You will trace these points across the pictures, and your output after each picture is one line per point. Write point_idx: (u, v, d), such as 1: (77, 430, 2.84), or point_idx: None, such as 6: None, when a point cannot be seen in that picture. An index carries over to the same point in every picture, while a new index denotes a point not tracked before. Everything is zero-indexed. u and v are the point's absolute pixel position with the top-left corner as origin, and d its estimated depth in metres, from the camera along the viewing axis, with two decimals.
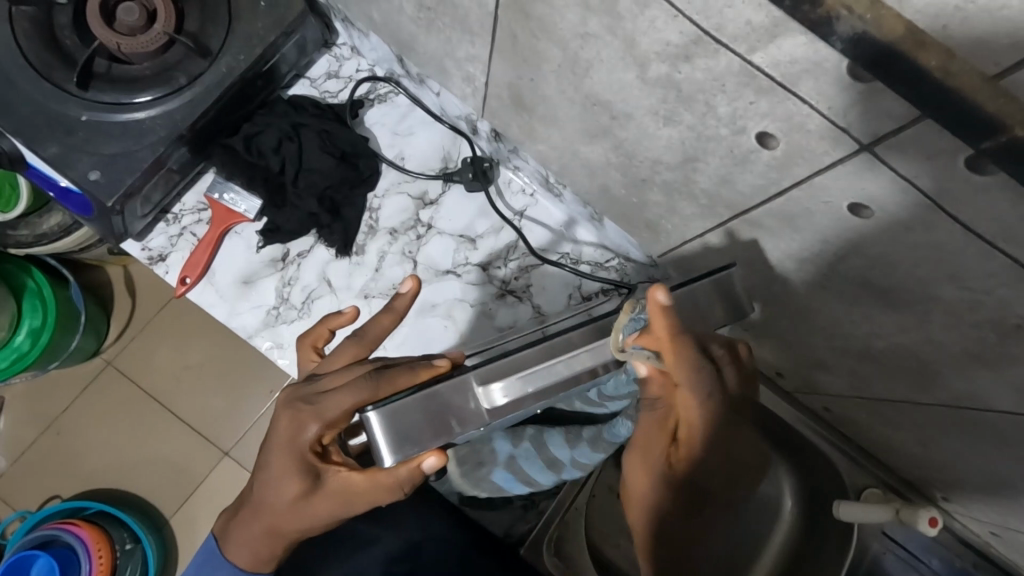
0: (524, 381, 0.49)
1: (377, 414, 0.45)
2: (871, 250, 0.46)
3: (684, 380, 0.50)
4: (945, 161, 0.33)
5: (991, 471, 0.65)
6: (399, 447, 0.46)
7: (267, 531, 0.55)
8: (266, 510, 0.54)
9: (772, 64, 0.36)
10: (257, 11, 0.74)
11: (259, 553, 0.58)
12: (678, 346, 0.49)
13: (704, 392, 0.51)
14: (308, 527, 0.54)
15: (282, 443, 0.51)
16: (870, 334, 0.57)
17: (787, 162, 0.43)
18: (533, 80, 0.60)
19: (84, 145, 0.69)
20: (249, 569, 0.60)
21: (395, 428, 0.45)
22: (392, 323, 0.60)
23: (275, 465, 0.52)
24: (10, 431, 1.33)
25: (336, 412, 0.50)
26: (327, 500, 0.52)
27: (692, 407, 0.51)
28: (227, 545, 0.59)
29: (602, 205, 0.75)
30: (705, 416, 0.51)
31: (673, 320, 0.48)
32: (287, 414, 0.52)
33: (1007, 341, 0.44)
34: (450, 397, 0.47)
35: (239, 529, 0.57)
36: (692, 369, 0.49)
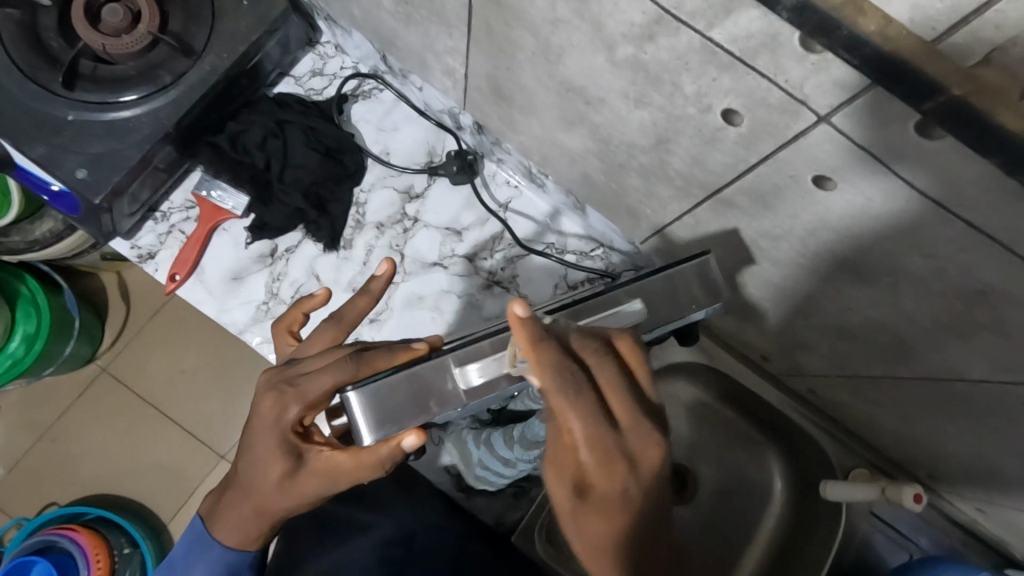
0: (501, 361, 0.48)
1: (356, 395, 0.47)
2: (839, 223, 0.47)
3: (547, 387, 0.40)
4: (897, 128, 0.35)
5: (969, 445, 0.66)
6: (377, 426, 0.48)
7: (255, 510, 0.56)
8: (253, 492, 0.55)
9: (730, 40, 0.37)
10: (240, 10, 0.75)
11: (248, 534, 0.59)
12: (540, 353, 0.41)
13: (573, 389, 0.40)
14: (294, 507, 0.55)
15: (263, 425, 0.52)
16: (845, 310, 0.58)
17: (753, 137, 0.44)
18: (510, 70, 0.61)
19: (71, 145, 0.70)
20: (241, 549, 0.60)
21: (373, 407, 0.47)
22: (369, 305, 0.60)
23: (260, 445, 0.53)
24: (4, 438, 1.34)
25: (316, 393, 0.51)
26: (311, 478, 0.52)
27: (562, 408, 0.40)
28: (216, 526, 0.60)
29: (584, 193, 0.76)
30: (581, 418, 0.40)
31: (535, 330, 0.42)
32: (270, 396, 0.52)
33: (971, 309, 0.45)
34: (428, 377, 0.48)
35: (229, 509, 0.58)
36: (554, 370, 0.40)
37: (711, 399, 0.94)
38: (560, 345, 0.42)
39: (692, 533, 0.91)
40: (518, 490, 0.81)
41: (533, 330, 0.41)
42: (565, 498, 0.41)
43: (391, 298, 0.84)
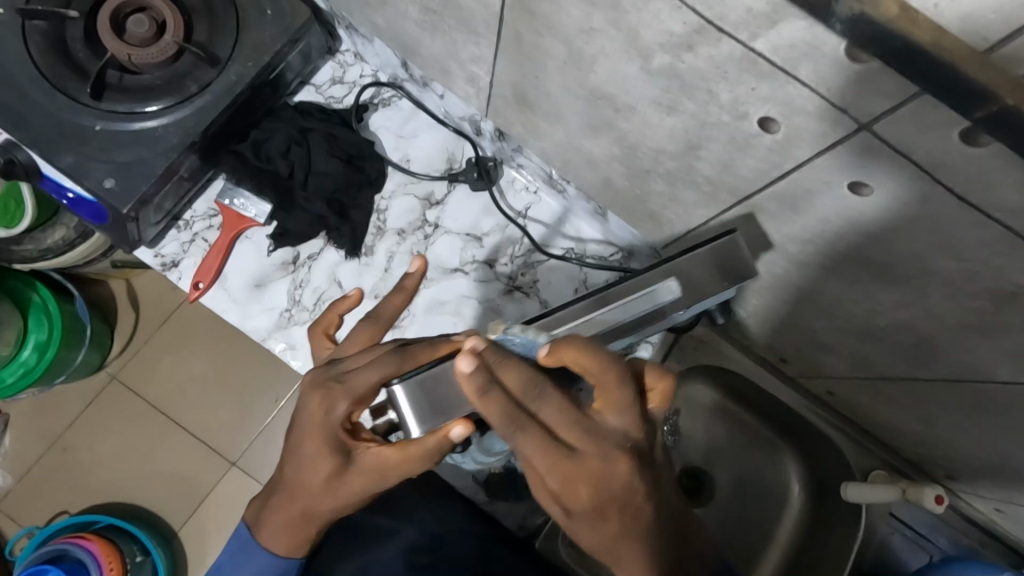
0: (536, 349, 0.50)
1: (403, 388, 0.50)
2: (872, 227, 0.48)
3: (501, 431, 0.46)
4: (939, 135, 0.35)
5: (991, 446, 0.66)
6: (424, 418, 0.50)
7: (302, 511, 0.56)
8: (302, 491, 0.55)
9: (772, 50, 0.38)
10: (263, 20, 0.76)
11: (294, 536, 0.59)
12: (485, 403, 0.46)
13: (520, 428, 0.45)
14: (341, 506, 0.55)
15: (312, 423, 0.53)
16: (871, 313, 0.59)
17: (789, 144, 0.45)
18: (537, 77, 0.62)
19: (99, 155, 0.71)
20: (287, 553, 0.60)
21: (420, 400, 0.50)
22: (404, 303, 0.60)
23: (308, 445, 0.53)
24: (17, 448, 1.33)
25: (364, 387, 0.52)
26: (360, 476, 0.52)
27: (520, 445, 0.46)
28: (262, 531, 0.60)
29: (605, 199, 0.77)
30: (537, 450, 0.45)
31: (479, 382, 0.46)
32: (317, 394, 0.53)
33: (1002, 310, 0.46)
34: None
35: (275, 512, 0.58)
36: (502, 416, 0.46)
37: (727, 401, 0.94)
38: (502, 393, 0.46)
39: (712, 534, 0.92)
40: None
41: (480, 386, 0.46)
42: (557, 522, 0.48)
43: (412, 305, 0.85)
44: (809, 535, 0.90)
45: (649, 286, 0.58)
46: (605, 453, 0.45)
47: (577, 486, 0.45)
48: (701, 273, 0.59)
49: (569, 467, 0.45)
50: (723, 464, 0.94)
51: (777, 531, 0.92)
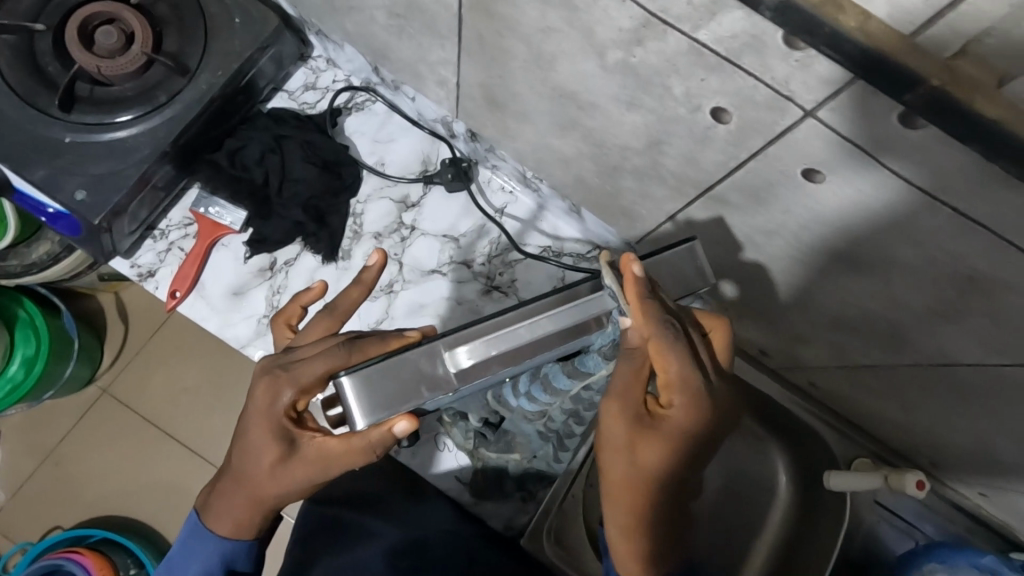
0: (490, 344, 0.48)
1: (350, 380, 0.46)
2: (831, 215, 0.48)
3: (651, 337, 0.47)
4: (882, 119, 0.36)
5: (968, 431, 0.67)
6: (371, 410, 0.47)
7: (247, 498, 0.56)
8: (246, 479, 0.55)
9: (716, 41, 0.38)
10: (232, 29, 0.76)
11: (240, 524, 0.59)
12: (646, 306, 0.47)
13: (672, 341, 0.48)
14: (284, 494, 0.55)
15: (258, 409, 0.53)
16: (840, 302, 0.59)
17: (742, 134, 0.45)
18: (502, 76, 0.62)
19: (71, 167, 0.71)
20: (232, 539, 0.60)
21: (367, 393, 0.46)
22: (361, 296, 0.60)
23: (254, 431, 0.53)
24: (6, 463, 1.33)
25: (310, 377, 0.51)
26: (304, 465, 0.53)
27: (660, 357, 0.49)
28: (209, 515, 0.60)
29: (579, 197, 0.77)
30: (676, 366, 0.49)
31: (643, 287, 0.47)
32: (264, 380, 0.53)
33: (961, 294, 0.46)
34: (419, 363, 0.47)
35: (221, 498, 0.58)
36: (660, 323, 0.47)
37: None
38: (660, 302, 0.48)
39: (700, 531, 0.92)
40: (526, 493, 0.82)
41: (643, 286, 0.47)
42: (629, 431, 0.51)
43: (392, 308, 0.85)
44: (796, 526, 0.90)
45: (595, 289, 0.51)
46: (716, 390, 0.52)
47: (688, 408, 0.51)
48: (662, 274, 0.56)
49: (698, 386, 0.50)
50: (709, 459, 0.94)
51: (764, 524, 0.92)
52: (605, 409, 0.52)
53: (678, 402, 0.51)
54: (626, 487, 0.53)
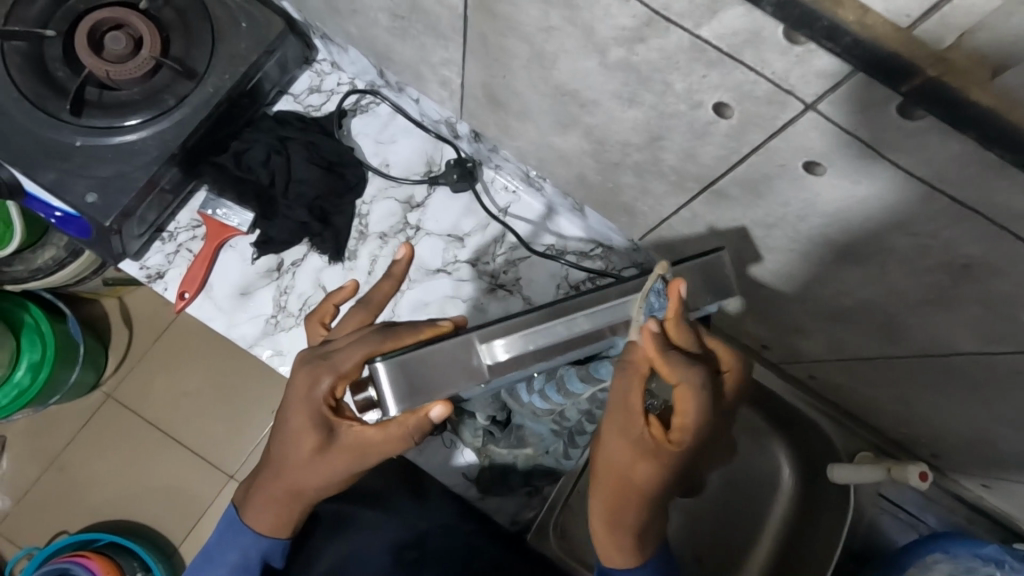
0: (527, 337, 0.49)
1: (385, 365, 0.47)
2: (829, 208, 0.49)
3: (673, 378, 0.48)
4: (880, 111, 0.37)
5: (968, 421, 0.67)
6: (406, 398, 0.48)
7: (288, 487, 0.58)
8: (287, 467, 0.57)
9: (717, 37, 0.39)
10: (238, 33, 0.77)
11: (281, 512, 0.61)
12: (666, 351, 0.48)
13: (692, 383, 0.49)
14: (323, 482, 0.56)
15: (298, 398, 0.54)
16: (840, 294, 0.60)
17: (743, 129, 0.46)
18: (504, 76, 0.63)
19: (81, 171, 0.72)
20: (274, 532, 0.63)
21: (402, 379, 0.48)
22: (394, 289, 0.60)
23: (293, 420, 0.54)
24: (14, 469, 1.34)
25: (348, 365, 0.52)
26: (343, 453, 0.54)
27: (677, 395, 0.49)
28: (250, 504, 0.62)
29: (581, 195, 0.78)
30: (689, 406, 0.49)
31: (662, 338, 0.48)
32: (304, 369, 0.54)
33: (958, 283, 0.47)
34: (455, 352, 0.49)
35: (263, 488, 0.60)
36: (682, 366, 0.48)
37: None
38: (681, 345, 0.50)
39: (705, 526, 0.93)
40: (532, 490, 0.82)
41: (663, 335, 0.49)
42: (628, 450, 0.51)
43: (397, 307, 0.86)
44: (800, 520, 0.91)
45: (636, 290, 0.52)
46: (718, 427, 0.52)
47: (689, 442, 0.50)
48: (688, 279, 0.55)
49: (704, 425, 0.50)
50: None
51: (767, 518, 0.92)
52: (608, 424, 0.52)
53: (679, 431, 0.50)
54: (613, 495, 0.54)
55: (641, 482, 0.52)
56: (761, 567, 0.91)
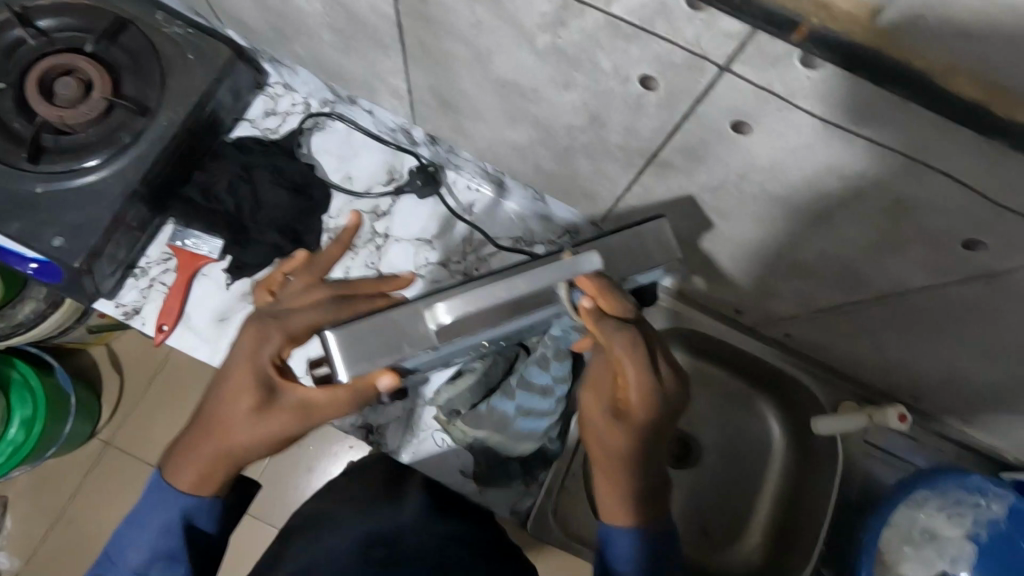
0: (466, 303, 0.52)
1: (335, 332, 0.53)
2: (763, 164, 0.51)
3: (608, 334, 0.52)
4: (785, 65, 0.39)
5: (934, 357, 0.70)
6: (352, 361, 0.53)
7: (215, 449, 0.56)
8: (219, 427, 0.55)
9: (629, 13, 0.41)
10: (187, 65, 0.79)
11: (203, 475, 0.57)
12: (605, 298, 0.54)
13: (626, 337, 0.52)
14: (258, 445, 0.56)
15: (245, 354, 0.55)
16: (792, 247, 0.62)
17: (671, 98, 0.48)
18: (448, 77, 0.65)
19: (45, 217, 0.73)
20: (193, 493, 0.58)
21: (350, 345, 0.53)
22: (341, 254, 0.61)
23: (236, 373, 0.55)
24: (16, 528, 1.32)
25: (300, 327, 0.55)
26: (283, 411, 0.55)
27: (622, 353, 0.52)
28: (171, 469, 0.58)
29: (541, 184, 0.80)
30: (632, 359, 0.52)
31: (601, 281, 0.54)
32: (255, 327, 0.55)
33: (894, 220, 0.49)
34: (398, 322, 0.53)
35: (190, 448, 0.57)
36: (609, 322, 0.52)
37: (699, 360, 0.98)
38: (617, 305, 0.54)
39: (704, 493, 0.95)
40: (529, 475, 0.84)
41: (601, 283, 0.54)
42: (601, 416, 0.55)
43: None
44: (794, 475, 0.93)
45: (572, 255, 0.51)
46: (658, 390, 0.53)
47: (646, 400, 0.52)
48: (627, 248, 0.59)
49: (648, 379, 0.52)
50: (704, 423, 0.97)
51: (765, 477, 0.94)
52: (583, 398, 0.57)
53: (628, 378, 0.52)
54: (606, 469, 0.55)
55: (619, 455, 0.54)
56: (762, 528, 0.93)
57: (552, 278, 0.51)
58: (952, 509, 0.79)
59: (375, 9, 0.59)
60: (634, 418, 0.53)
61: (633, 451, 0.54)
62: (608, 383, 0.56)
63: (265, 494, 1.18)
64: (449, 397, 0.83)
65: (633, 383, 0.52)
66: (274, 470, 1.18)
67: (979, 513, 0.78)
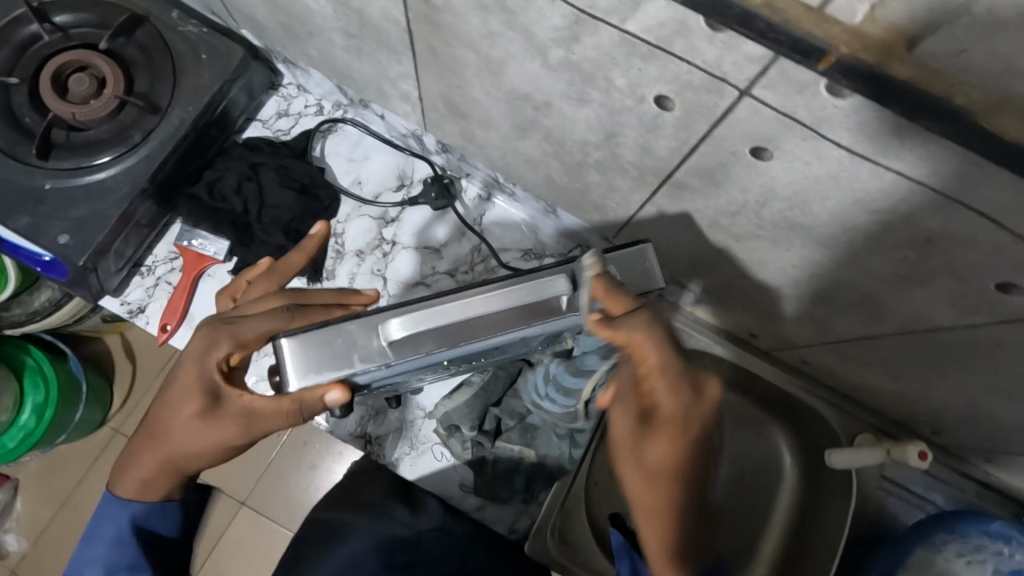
0: (423, 319, 0.48)
1: (289, 341, 0.49)
2: (784, 190, 0.48)
3: (646, 349, 0.47)
4: (812, 91, 0.36)
5: (959, 394, 0.66)
6: (305, 373, 0.49)
7: (162, 452, 0.58)
8: (163, 429, 0.57)
9: (645, 30, 0.39)
10: (199, 64, 0.78)
11: (150, 475, 0.60)
12: (638, 326, 0.47)
13: (664, 351, 0.48)
14: (203, 449, 0.57)
15: (191, 359, 0.55)
16: (812, 275, 0.59)
17: (688, 119, 0.46)
18: (460, 86, 0.64)
19: (53, 214, 0.73)
20: (140, 495, 0.62)
21: (301, 358, 0.49)
22: (304, 262, 0.64)
23: (184, 378, 0.55)
24: (25, 512, 1.34)
25: (250, 335, 0.54)
26: (227, 419, 0.55)
27: (649, 366, 0.48)
28: (122, 466, 0.62)
29: (551, 195, 0.78)
30: (663, 374, 0.47)
31: (631, 300, 0.48)
32: (207, 332, 0.55)
33: (923, 257, 0.46)
34: (355, 334, 0.49)
35: (139, 446, 0.60)
36: (649, 335, 0.47)
37: None
38: (652, 318, 0.48)
39: None
40: (530, 495, 0.82)
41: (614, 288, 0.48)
42: (628, 433, 0.50)
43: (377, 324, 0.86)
44: (805, 506, 0.89)
45: (537, 276, 0.49)
46: (689, 398, 0.48)
47: (678, 390, 0.48)
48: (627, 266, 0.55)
49: (686, 392, 0.48)
50: None
51: (776, 505, 0.91)
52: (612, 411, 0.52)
53: (660, 389, 0.48)
54: (648, 496, 0.50)
55: (670, 482, 0.49)
56: (768, 559, 0.89)
57: (519, 298, 0.49)
58: (972, 555, 0.75)
59: (386, 16, 0.57)
60: (657, 429, 0.49)
61: (662, 473, 0.49)
62: (634, 400, 0.50)
63: (268, 493, 1.18)
64: (446, 412, 0.79)
65: (658, 390, 0.48)
66: (275, 468, 1.17)
67: (1002, 561, 0.74)
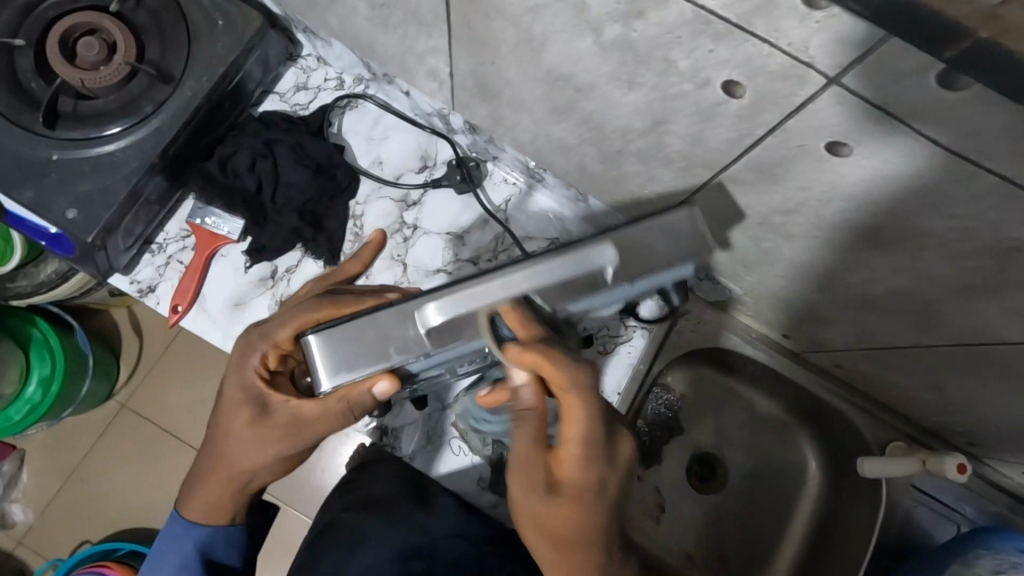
0: (458, 301, 0.47)
1: (317, 337, 0.48)
2: (853, 191, 0.44)
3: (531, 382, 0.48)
4: (915, 81, 0.32)
5: (1009, 410, 0.62)
6: (334, 368, 0.48)
7: (219, 472, 0.60)
8: (220, 448, 0.59)
9: (724, 6, 0.34)
10: (214, 31, 0.74)
11: (212, 502, 0.61)
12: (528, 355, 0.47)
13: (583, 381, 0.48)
14: (260, 461, 0.58)
15: (233, 372, 0.57)
16: (867, 281, 0.55)
17: (756, 108, 0.42)
18: (495, 64, 0.59)
19: (60, 187, 0.69)
20: (205, 523, 0.63)
21: (332, 352, 0.48)
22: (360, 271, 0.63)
23: (231, 393, 0.57)
24: (31, 485, 1.33)
25: (284, 336, 0.54)
26: (278, 425, 0.56)
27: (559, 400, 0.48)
28: (184, 496, 0.63)
29: (582, 183, 0.74)
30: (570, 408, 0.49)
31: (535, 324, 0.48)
32: (243, 344, 0.57)
33: (1004, 267, 0.42)
34: (388, 324, 0.48)
35: (199, 472, 0.62)
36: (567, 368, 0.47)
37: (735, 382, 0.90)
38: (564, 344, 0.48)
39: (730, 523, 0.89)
40: None
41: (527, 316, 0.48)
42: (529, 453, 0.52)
43: None
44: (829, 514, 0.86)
45: (579, 248, 0.48)
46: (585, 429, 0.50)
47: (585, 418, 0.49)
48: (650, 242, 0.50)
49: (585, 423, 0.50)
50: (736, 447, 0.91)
51: (797, 512, 0.87)
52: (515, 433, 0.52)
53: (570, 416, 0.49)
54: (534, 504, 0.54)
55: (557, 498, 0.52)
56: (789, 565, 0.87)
57: (558, 275, 0.47)
58: None
59: None
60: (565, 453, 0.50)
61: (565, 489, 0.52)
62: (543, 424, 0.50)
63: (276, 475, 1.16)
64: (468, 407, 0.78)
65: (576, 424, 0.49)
66: None
67: None
